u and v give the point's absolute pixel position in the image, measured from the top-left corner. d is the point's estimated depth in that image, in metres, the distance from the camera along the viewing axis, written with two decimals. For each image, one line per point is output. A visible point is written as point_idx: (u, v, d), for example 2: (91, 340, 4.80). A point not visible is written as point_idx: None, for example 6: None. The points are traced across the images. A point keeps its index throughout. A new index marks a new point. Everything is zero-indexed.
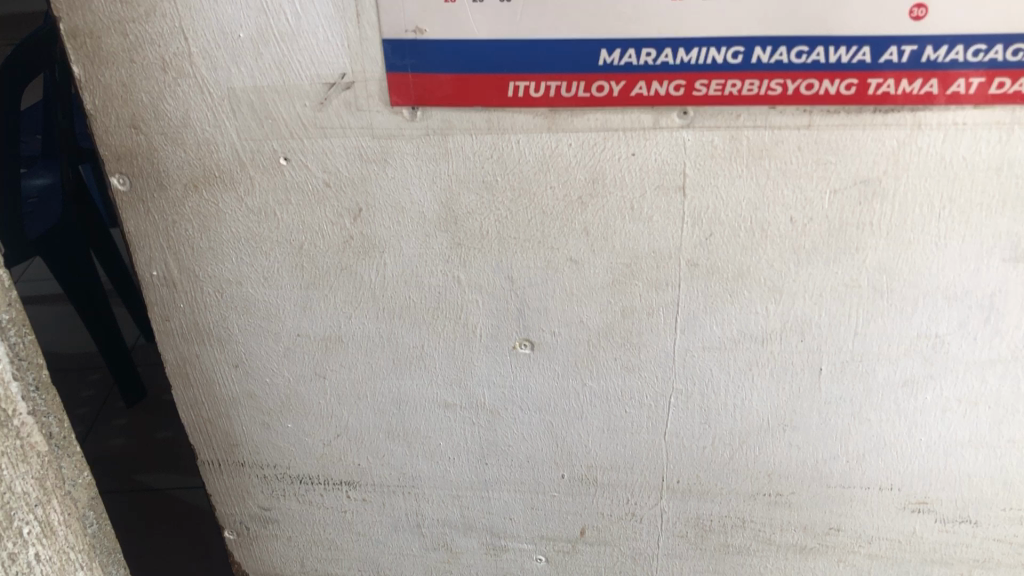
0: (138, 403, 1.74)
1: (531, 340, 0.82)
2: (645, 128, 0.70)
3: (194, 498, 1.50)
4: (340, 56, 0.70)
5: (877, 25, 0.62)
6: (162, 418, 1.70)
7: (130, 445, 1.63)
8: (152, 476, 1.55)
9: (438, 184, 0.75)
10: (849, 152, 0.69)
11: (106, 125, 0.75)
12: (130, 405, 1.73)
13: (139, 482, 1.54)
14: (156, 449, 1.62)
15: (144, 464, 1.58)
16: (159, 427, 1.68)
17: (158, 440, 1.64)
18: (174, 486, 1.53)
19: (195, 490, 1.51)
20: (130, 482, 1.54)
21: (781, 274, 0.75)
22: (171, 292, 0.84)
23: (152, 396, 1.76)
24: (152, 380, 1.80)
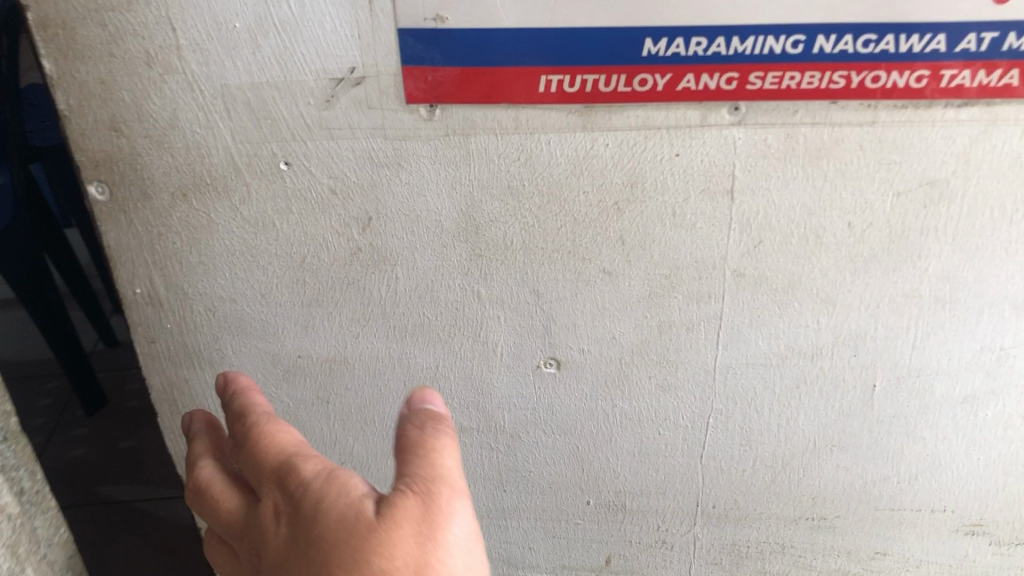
0: (96, 412, 1.64)
1: (557, 359, 0.75)
2: (691, 126, 0.63)
3: (162, 509, 1.41)
4: (349, 48, 0.62)
5: (957, 10, 0.55)
6: (126, 429, 1.60)
7: (91, 457, 1.53)
8: (113, 487, 1.46)
9: (457, 190, 0.67)
10: (915, 150, 0.63)
11: (83, 128, 0.66)
12: (88, 416, 1.62)
13: (101, 495, 1.44)
14: (120, 461, 1.52)
15: (104, 477, 1.48)
16: (124, 438, 1.58)
17: (121, 452, 1.54)
18: (139, 498, 1.43)
19: (164, 502, 1.42)
20: (91, 494, 1.45)
21: (835, 284, 0.68)
22: (156, 312, 0.76)
23: (113, 406, 1.66)
24: (116, 389, 1.71)
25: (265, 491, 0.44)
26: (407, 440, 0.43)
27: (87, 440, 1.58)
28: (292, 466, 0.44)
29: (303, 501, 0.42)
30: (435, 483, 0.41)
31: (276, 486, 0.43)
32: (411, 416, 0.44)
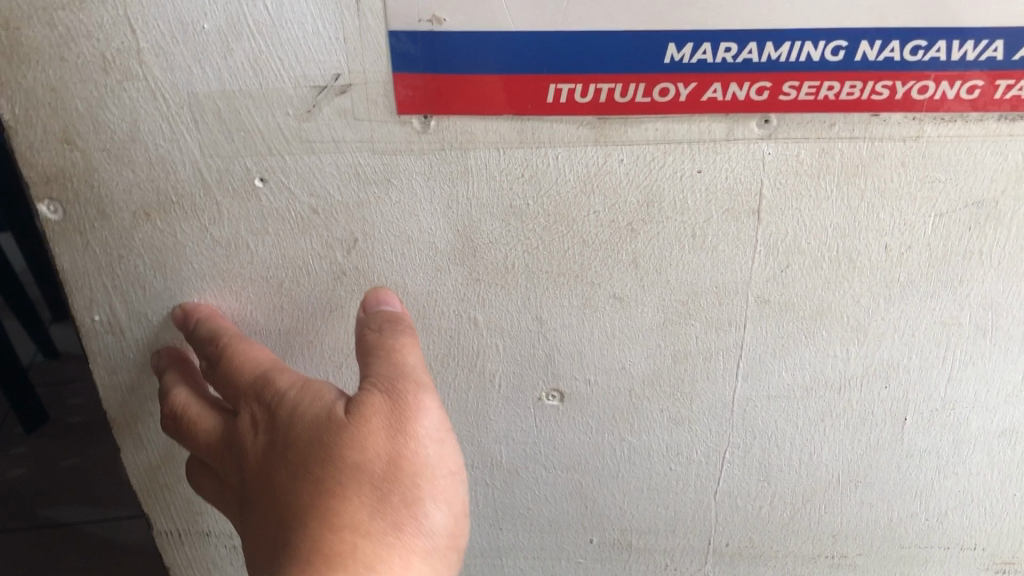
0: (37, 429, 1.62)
1: (560, 391, 0.68)
2: (716, 140, 0.57)
3: (110, 534, 1.40)
4: (333, 52, 0.55)
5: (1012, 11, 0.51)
6: (68, 448, 1.57)
7: (34, 476, 1.51)
8: (59, 510, 1.44)
9: (454, 210, 0.61)
10: (962, 168, 0.57)
11: (31, 140, 0.60)
12: (31, 433, 1.60)
13: (46, 519, 1.42)
14: (65, 482, 1.50)
15: (49, 499, 1.45)
16: (66, 457, 1.55)
17: (64, 471, 1.52)
18: (85, 521, 1.41)
19: (110, 527, 1.41)
20: (36, 518, 1.42)
21: (868, 311, 0.63)
22: (118, 341, 0.68)
23: (53, 423, 1.63)
24: (58, 405, 1.68)
25: (248, 408, 0.56)
26: (377, 343, 0.57)
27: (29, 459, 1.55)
28: (269, 382, 0.57)
29: (280, 411, 0.55)
30: (399, 384, 0.54)
31: (258, 402, 0.56)
32: (372, 317, 0.60)
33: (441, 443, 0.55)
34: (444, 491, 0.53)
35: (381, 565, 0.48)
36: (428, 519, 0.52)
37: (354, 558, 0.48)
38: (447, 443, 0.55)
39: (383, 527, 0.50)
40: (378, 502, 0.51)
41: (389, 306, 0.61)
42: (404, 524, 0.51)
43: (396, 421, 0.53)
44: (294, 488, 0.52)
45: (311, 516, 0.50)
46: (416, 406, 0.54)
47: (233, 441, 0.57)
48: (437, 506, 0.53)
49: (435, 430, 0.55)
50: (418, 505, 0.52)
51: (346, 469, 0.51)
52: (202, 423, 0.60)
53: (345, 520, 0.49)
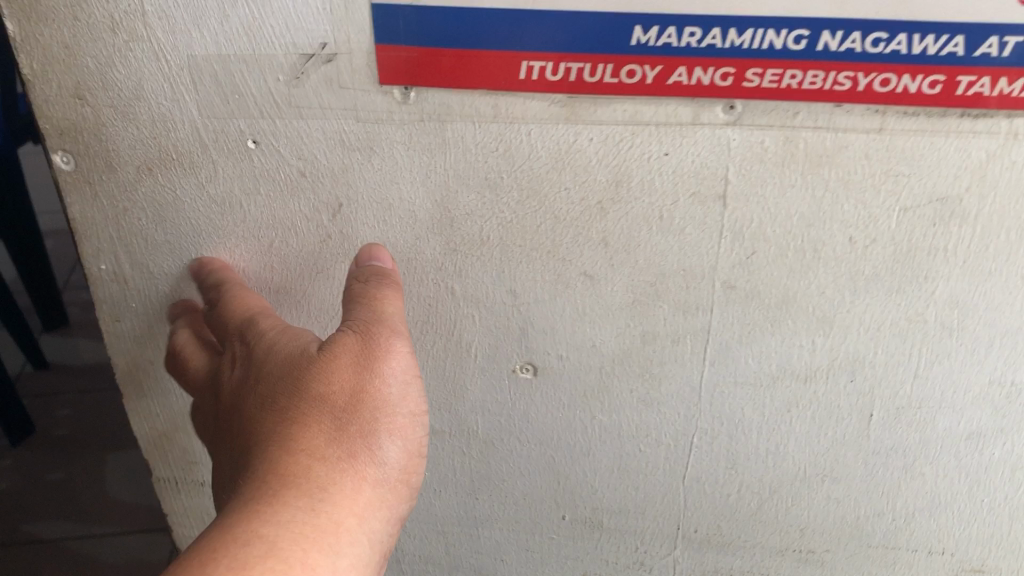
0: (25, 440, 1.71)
1: (533, 365, 0.70)
2: (683, 124, 0.59)
3: (92, 548, 1.47)
4: (320, 22, 0.58)
5: (974, 9, 0.51)
6: (55, 460, 1.66)
7: (18, 488, 1.60)
8: (41, 524, 1.52)
9: (432, 180, 0.63)
10: (926, 164, 0.58)
11: (47, 94, 0.64)
12: (14, 446, 1.69)
13: (26, 533, 1.50)
14: (49, 496, 1.58)
15: (31, 514, 1.54)
16: (53, 469, 1.64)
17: (49, 485, 1.60)
18: (66, 536, 1.49)
19: (92, 542, 1.48)
20: (16, 533, 1.50)
21: (833, 303, 0.63)
22: (122, 290, 0.73)
23: (42, 432, 1.73)
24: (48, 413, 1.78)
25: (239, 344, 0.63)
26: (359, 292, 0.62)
27: (15, 470, 1.64)
28: (257, 322, 0.63)
29: (258, 348, 0.61)
30: (372, 326, 0.59)
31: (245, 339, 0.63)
32: (360, 270, 0.64)
33: (402, 386, 0.60)
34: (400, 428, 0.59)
35: (332, 485, 0.54)
36: (381, 452, 0.58)
37: (307, 477, 0.54)
38: (410, 387, 0.61)
39: (338, 453, 0.56)
40: (337, 431, 0.57)
41: (380, 262, 0.65)
42: (358, 453, 0.57)
43: (364, 359, 0.58)
44: (264, 415, 0.58)
45: (275, 438, 0.56)
46: (385, 349, 0.59)
47: (219, 374, 0.64)
48: (391, 441, 0.59)
49: (400, 373, 0.60)
50: (373, 437, 0.58)
51: (311, 400, 0.57)
52: (195, 361, 0.67)
53: (305, 443, 0.56)
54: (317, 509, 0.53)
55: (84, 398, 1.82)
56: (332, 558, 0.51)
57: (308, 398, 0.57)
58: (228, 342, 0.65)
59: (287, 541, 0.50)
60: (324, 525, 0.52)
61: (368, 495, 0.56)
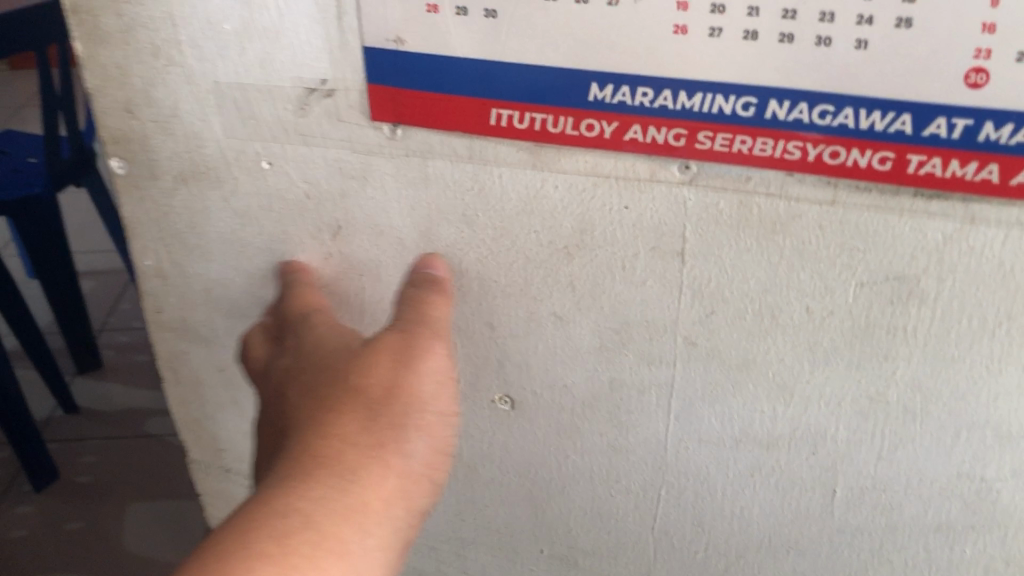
0: (45, 489, 1.94)
1: (511, 399, 0.73)
2: (641, 179, 0.60)
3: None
4: (321, 60, 0.64)
5: (919, 87, 0.50)
6: (86, 506, 1.89)
7: (42, 531, 1.83)
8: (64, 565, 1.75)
9: (417, 212, 0.68)
10: (882, 240, 0.56)
11: (104, 107, 0.73)
12: (37, 492, 1.93)
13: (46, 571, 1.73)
14: (69, 544, 1.79)
15: (40, 557, 1.76)
16: (71, 519, 1.86)
17: (69, 534, 1.82)
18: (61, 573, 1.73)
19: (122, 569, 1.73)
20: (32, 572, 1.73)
21: (793, 372, 0.63)
22: (162, 285, 0.81)
23: (63, 480, 1.96)
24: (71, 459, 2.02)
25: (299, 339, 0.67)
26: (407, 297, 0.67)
27: (42, 519, 1.87)
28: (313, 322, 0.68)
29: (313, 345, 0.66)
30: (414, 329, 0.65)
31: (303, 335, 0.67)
32: (412, 276, 0.68)
33: (436, 387, 0.63)
34: (430, 425, 0.62)
35: (360, 469, 0.57)
36: (408, 445, 0.60)
37: (339, 461, 0.57)
38: (443, 388, 0.64)
39: (369, 441, 0.59)
40: (370, 421, 0.60)
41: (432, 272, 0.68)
42: (386, 443, 0.59)
43: (402, 357, 0.62)
44: (306, 406, 0.61)
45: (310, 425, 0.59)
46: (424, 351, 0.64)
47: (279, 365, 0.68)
48: (419, 436, 0.61)
49: (435, 375, 0.63)
50: (404, 431, 0.60)
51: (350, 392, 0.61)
52: (257, 351, 0.72)
53: (337, 430, 0.59)
54: (347, 491, 0.55)
55: (111, 442, 2.06)
56: (361, 536, 0.54)
57: (348, 391, 0.61)
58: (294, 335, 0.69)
59: (321, 518, 0.53)
60: (353, 506, 0.55)
61: (394, 484, 0.58)
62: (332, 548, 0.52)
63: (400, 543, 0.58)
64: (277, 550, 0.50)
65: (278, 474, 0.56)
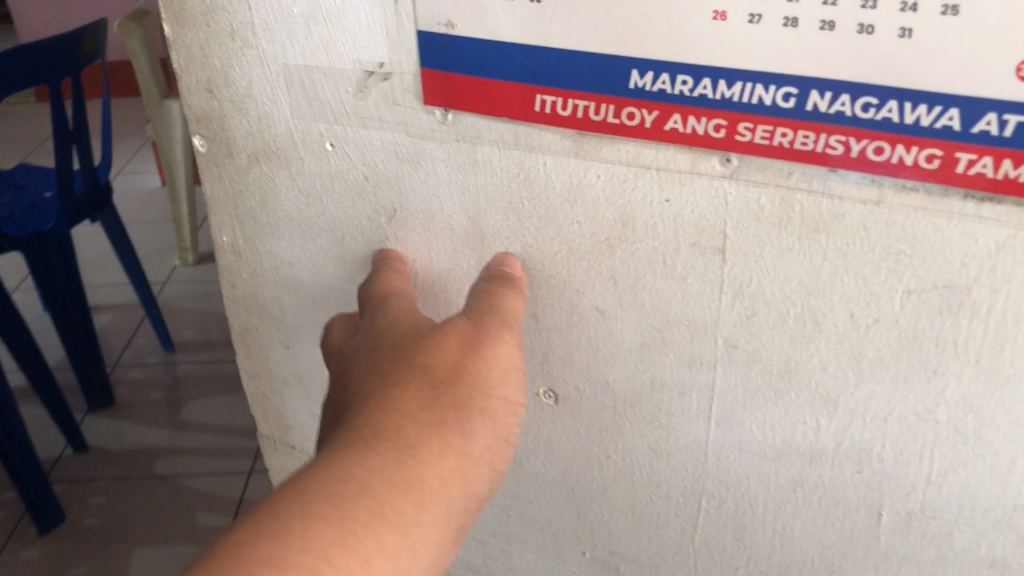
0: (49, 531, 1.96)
1: (554, 393, 0.73)
2: (682, 171, 0.58)
3: None
4: (379, 44, 0.64)
5: (968, 81, 0.45)
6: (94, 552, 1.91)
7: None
8: None
9: (466, 198, 0.68)
10: (930, 244, 0.52)
11: (188, 86, 0.76)
12: (43, 535, 1.95)
13: None
14: None
15: None
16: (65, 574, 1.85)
17: None
18: None
19: None
20: None
21: (837, 383, 0.60)
22: (237, 261, 0.84)
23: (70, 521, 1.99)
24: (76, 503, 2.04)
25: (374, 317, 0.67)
26: (481, 286, 0.66)
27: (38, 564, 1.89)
28: (385, 301, 0.67)
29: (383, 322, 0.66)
30: (485, 316, 0.64)
31: (376, 313, 0.67)
32: (488, 272, 0.68)
33: (502, 373, 0.62)
34: (494, 410, 0.60)
35: (419, 444, 0.55)
36: (470, 426, 0.58)
37: (399, 434, 0.55)
38: (510, 375, 0.62)
39: (430, 418, 0.57)
40: (432, 399, 0.58)
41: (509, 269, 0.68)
42: (447, 421, 0.57)
43: (470, 340, 0.62)
44: (369, 380, 0.61)
45: (372, 399, 0.58)
46: (492, 338, 0.62)
47: (350, 342, 0.68)
48: (482, 419, 0.59)
49: (501, 361, 0.62)
50: (467, 412, 0.58)
51: (414, 369, 0.59)
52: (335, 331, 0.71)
53: (398, 405, 0.57)
54: (404, 462, 0.54)
55: (118, 484, 2.09)
56: (416, 510, 0.52)
57: (412, 368, 0.60)
58: (366, 314, 0.68)
59: (378, 487, 0.52)
60: (409, 477, 0.53)
61: (454, 463, 0.56)
62: (386, 518, 0.51)
63: (455, 525, 0.55)
64: (332, 511, 0.49)
65: (336, 444, 0.55)
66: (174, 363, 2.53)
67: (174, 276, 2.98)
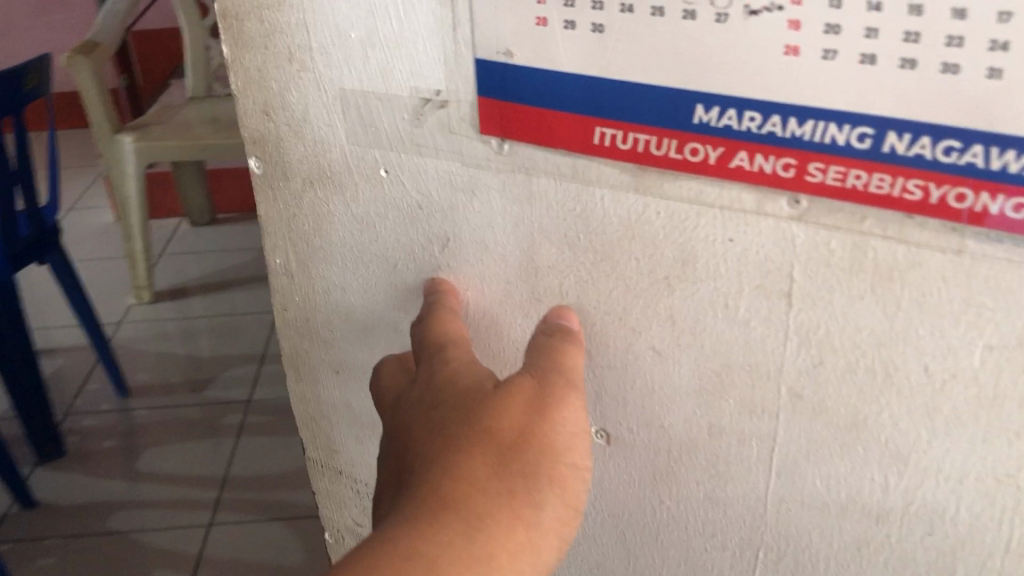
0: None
1: (607, 433, 0.71)
2: (746, 211, 0.55)
3: None
4: (436, 71, 0.63)
5: None
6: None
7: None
8: None
9: (521, 231, 0.66)
10: (1015, 299, 0.48)
11: (246, 108, 0.75)
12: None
13: None
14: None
15: None
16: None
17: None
18: None
19: None
20: None
21: (908, 439, 0.56)
22: (290, 284, 0.84)
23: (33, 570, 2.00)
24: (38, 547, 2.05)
25: (434, 367, 0.64)
26: (545, 342, 0.64)
27: None
28: (444, 350, 0.65)
29: (442, 373, 0.63)
30: (550, 376, 0.61)
31: (437, 363, 0.64)
32: (546, 325, 0.66)
33: (570, 437, 0.59)
34: (563, 477, 0.58)
35: (487, 518, 0.53)
36: (540, 497, 0.56)
37: (467, 507, 0.53)
38: (577, 439, 0.60)
39: (499, 488, 0.54)
40: (500, 466, 0.56)
41: (567, 322, 0.66)
42: (517, 492, 0.55)
43: (538, 401, 0.59)
44: (431, 439, 0.58)
45: (436, 463, 0.56)
46: (560, 400, 0.60)
47: (407, 391, 0.66)
48: (552, 488, 0.57)
49: (569, 425, 0.60)
50: (536, 481, 0.56)
51: (481, 431, 0.57)
52: (394, 381, 0.70)
53: (465, 472, 0.55)
54: (473, 539, 0.52)
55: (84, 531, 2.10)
56: None
57: (479, 430, 0.57)
58: (422, 360, 0.67)
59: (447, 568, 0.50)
60: (479, 557, 0.51)
61: (523, 538, 0.54)
62: None
63: None
64: None
65: (401, 515, 0.53)
66: (128, 409, 2.50)
67: (130, 313, 2.95)
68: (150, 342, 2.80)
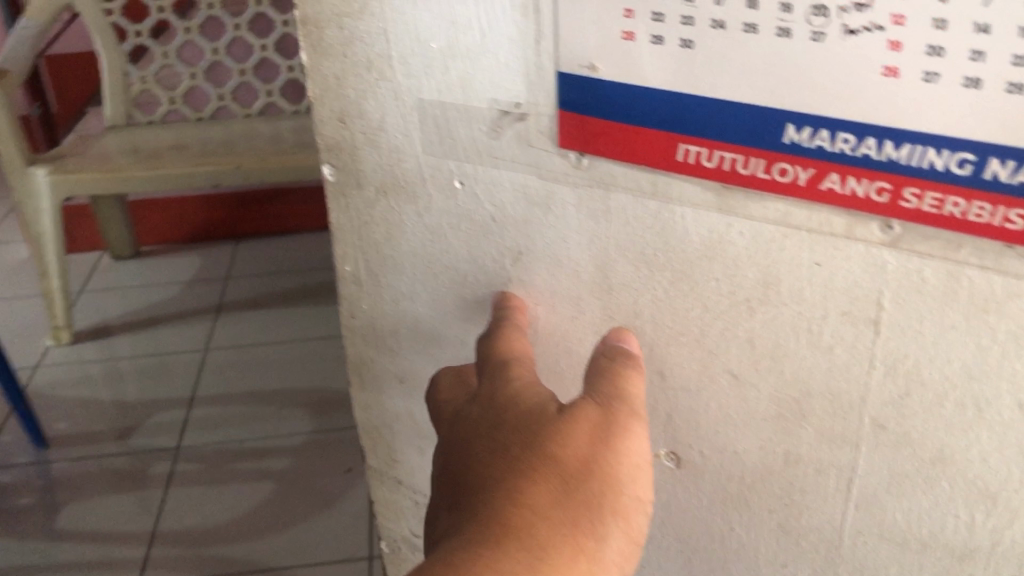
0: None
1: (676, 456, 0.71)
2: (836, 235, 0.54)
3: None
4: (517, 84, 0.62)
5: None
6: None
7: None
8: None
9: (596, 247, 0.66)
10: None
11: (321, 115, 0.75)
12: None
13: None
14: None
15: None
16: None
17: None
18: None
19: None
20: None
21: (997, 477, 0.54)
22: (358, 291, 0.84)
23: None
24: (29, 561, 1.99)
25: (498, 388, 0.64)
26: (608, 369, 0.63)
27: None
28: (507, 370, 0.65)
29: (505, 394, 0.63)
30: (614, 407, 0.60)
31: (501, 384, 0.64)
32: (607, 347, 0.65)
33: (633, 470, 0.58)
34: (625, 509, 0.57)
35: (551, 545, 0.52)
36: (603, 529, 0.55)
37: (530, 533, 0.52)
38: (639, 471, 0.59)
39: (563, 516, 0.53)
40: (564, 494, 0.55)
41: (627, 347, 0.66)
42: (580, 522, 0.54)
43: (601, 431, 0.58)
44: (493, 462, 0.58)
45: (499, 488, 0.55)
46: (623, 433, 0.59)
47: (471, 407, 0.65)
48: (614, 521, 0.56)
49: (631, 457, 0.59)
50: (600, 512, 0.55)
51: (545, 458, 0.56)
52: (452, 396, 0.69)
53: (529, 499, 0.54)
54: (537, 566, 0.50)
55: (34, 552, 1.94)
56: None
57: (541, 456, 0.56)
58: (484, 378, 0.66)
59: None
60: None
61: (585, 569, 0.53)
62: None
63: None
64: None
65: (463, 538, 0.52)
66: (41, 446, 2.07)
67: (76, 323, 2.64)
68: (64, 383, 2.30)
